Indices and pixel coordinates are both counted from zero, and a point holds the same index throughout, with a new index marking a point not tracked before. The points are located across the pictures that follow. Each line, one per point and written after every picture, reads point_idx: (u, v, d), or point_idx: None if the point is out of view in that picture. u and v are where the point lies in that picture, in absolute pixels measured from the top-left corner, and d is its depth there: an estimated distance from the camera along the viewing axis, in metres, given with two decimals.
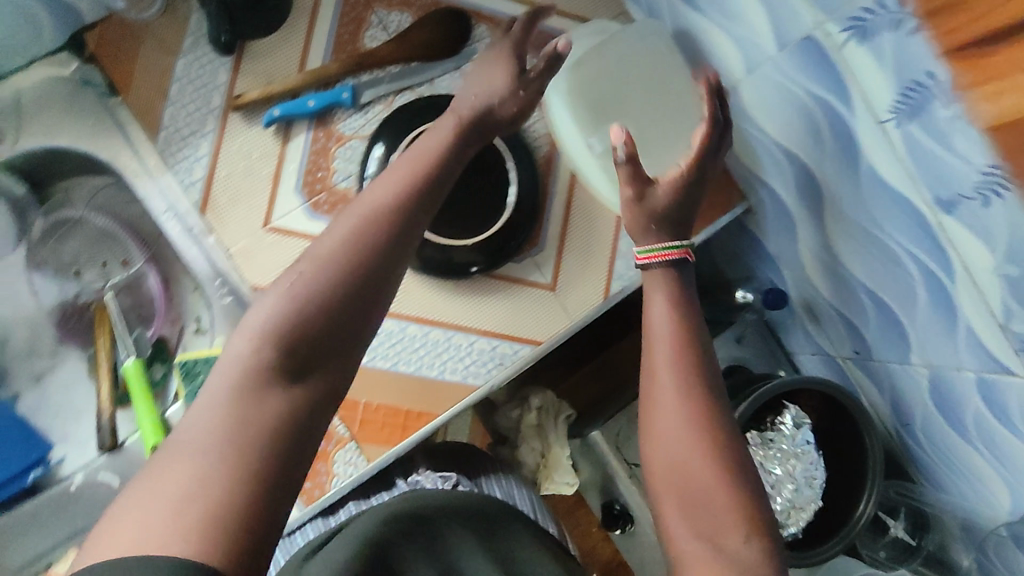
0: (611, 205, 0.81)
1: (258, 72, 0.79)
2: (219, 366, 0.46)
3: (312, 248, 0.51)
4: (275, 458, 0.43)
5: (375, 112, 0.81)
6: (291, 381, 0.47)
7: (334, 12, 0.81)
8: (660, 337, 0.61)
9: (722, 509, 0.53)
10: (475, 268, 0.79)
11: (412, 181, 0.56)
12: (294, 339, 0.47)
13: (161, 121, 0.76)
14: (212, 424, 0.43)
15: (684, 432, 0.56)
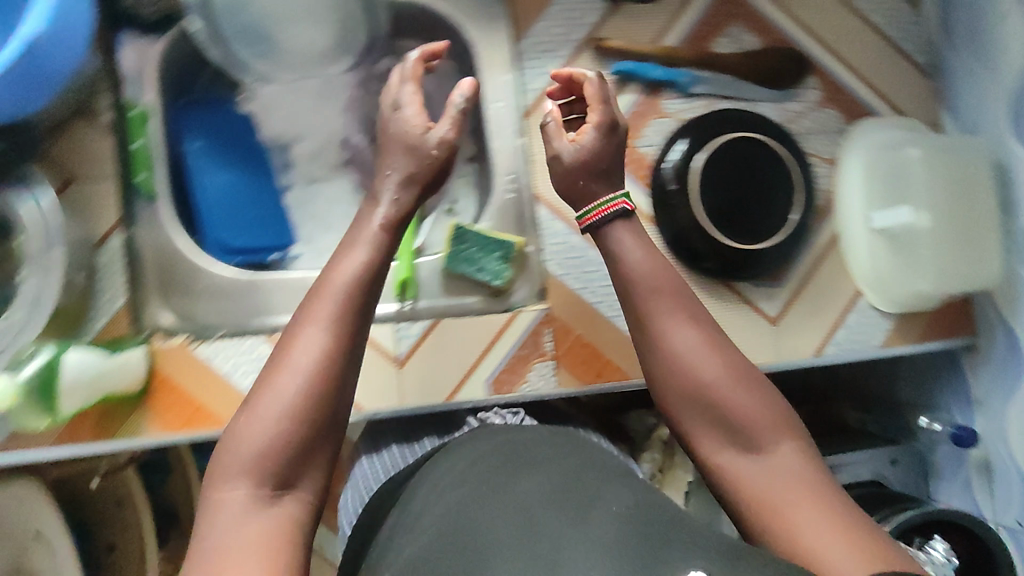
0: (859, 276, 0.86)
1: (622, 27, 0.84)
2: (227, 488, 0.50)
3: (248, 401, 0.53)
4: (293, 551, 0.50)
5: (698, 105, 0.85)
6: (273, 498, 0.51)
7: (704, 8, 0.86)
8: (654, 284, 0.64)
9: (761, 422, 0.58)
10: (706, 265, 0.82)
11: (372, 261, 0.60)
12: (264, 462, 0.51)
13: (528, 30, 0.83)
14: (239, 533, 0.48)
15: (709, 363, 0.60)
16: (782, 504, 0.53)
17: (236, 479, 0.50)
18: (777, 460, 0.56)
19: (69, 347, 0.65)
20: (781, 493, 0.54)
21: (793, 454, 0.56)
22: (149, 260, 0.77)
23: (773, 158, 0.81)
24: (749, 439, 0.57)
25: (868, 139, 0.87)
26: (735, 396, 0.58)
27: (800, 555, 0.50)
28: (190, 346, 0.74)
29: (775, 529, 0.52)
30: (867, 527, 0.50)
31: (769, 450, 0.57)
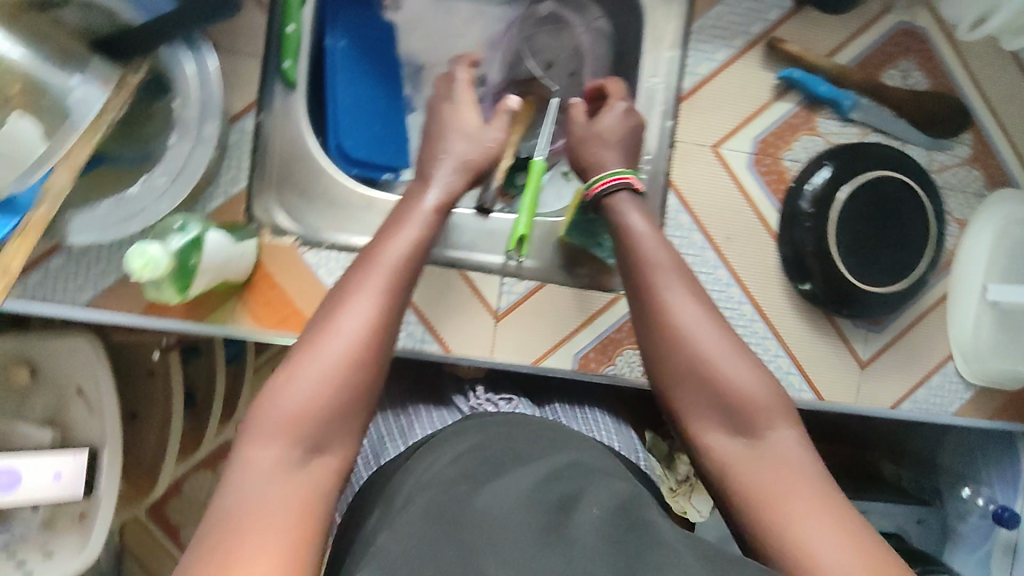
0: (957, 343, 0.85)
1: (798, 33, 0.81)
2: (242, 466, 0.45)
3: (281, 368, 0.49)
4: (319, 520, 0.44)
5: (850, 132, 0.83)
6: (303, 460, 0.46)
7: (882, 35, 0.82)
8: (654, 249, 0.60)
9: (757, 410, 0.52)
10: (809, 287, 0.80)
11: (427, 236, 0.58)
12: (297, 430, 0.46)
13: (706, 11, 0.79)
14: (259, 503, 0.43)
15: (707, 338, 0.55)
16: (780, 497, 0.48)
17: (266, 444, 0.45)
18: (774, 448, 0.51)
19: (209, 227, 0.55)
20: (776, 485, 0.48)
21: (791, 442, 0.51)
22: (274, 147, 0.73)
23: (918, 208, 0.80)
24: (744, 423, 0.52)
25: (1006, 211, 0.84)
26: (733, 376, 0.54)
27: (806, 567, 0.44)
28: (297, 249, 0.71)
29: (770, 523, 0.47)
30: (872, 537, 0.45)
31: (765, 437, 0.52)
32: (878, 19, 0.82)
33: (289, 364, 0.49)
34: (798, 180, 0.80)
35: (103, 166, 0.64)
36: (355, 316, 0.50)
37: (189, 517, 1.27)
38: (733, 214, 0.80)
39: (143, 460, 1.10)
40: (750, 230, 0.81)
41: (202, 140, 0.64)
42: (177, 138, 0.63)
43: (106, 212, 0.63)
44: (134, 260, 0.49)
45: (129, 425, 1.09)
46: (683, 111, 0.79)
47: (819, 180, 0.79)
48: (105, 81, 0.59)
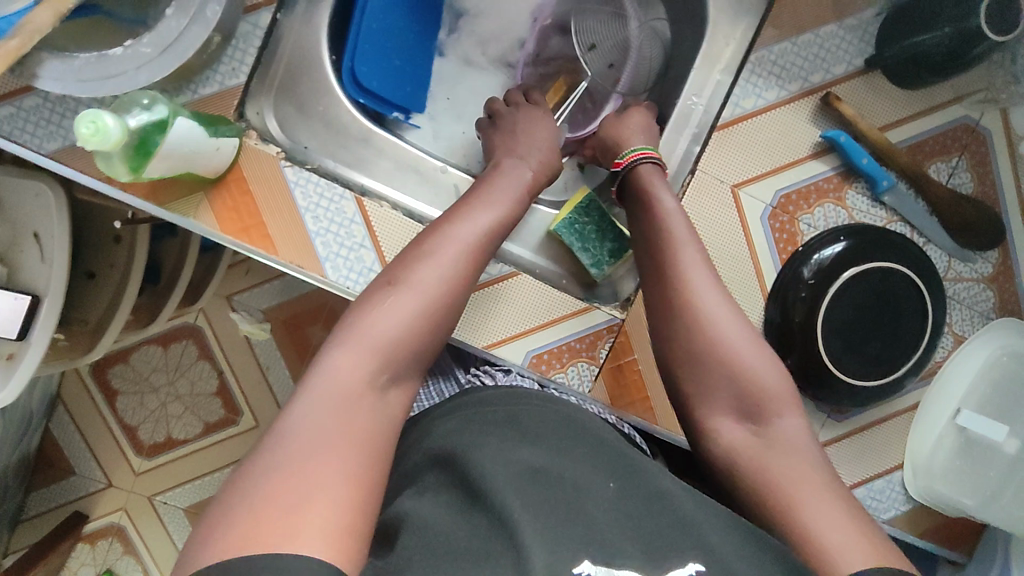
0: (911, 455, 0.82)
1: (857, 96, 0.75)
2: (327, 375, 0.51)
3: (370, 301, 0.56)
4: (387, 436, 0.50)
5: (876, 215, 0.78)
6: (385, 387, 0.53)
7: (942, 124, 0.77)
8: (685, 249, 0.65)
9: (766, 395, 0.60)
10: (785, 360, 0.77)
11: (511, 208, 0.66)
12: (383, 355, 0.53)
13: (771, 45, 0.74)
14: (346, 415, 0.49)
15: (737, 329, 0.62)
16: (785, 483, 0.55)
17: (352, 362, 0.52)
18: (781, 435, 0.59)
19: (182, 113, 0.53)
20: (786, 472, 0.56)
21: (796, 429, 0.59)
22: (284, 51, 0.70)
23: (919, 311, 0.77)
24: (752, 413, 0.60)
25: (1005, 342, 0.81)
26: (751, 368, 0.61)
27: (813, 546, 0.51)
28: (279, 162, 0.68)
29: (785, 503, 0.54)
30: (869, 525, 0.53)
31: (772, 423, 0.59)
32: (944, 106, 0.77)
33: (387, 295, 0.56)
34: (807, 247, 0.76)
35: (96, 16, 0.56)
36: (451, 264, 0.59)
37: (128, 384, 1.27)
38: (731, 259, 0.77)
39: (88, 320, 1.08)
40: (743, 281, 0.77)
41: (203, 21, 0.54)
42: (175, 11, 0.54)
43: (83, 67, 0.53)
44: (82, 125, 0.45)
45: (83, 281, 1.07)
46: (713, 141, 0.76)
47: (828, 254, 0.75)
48: None
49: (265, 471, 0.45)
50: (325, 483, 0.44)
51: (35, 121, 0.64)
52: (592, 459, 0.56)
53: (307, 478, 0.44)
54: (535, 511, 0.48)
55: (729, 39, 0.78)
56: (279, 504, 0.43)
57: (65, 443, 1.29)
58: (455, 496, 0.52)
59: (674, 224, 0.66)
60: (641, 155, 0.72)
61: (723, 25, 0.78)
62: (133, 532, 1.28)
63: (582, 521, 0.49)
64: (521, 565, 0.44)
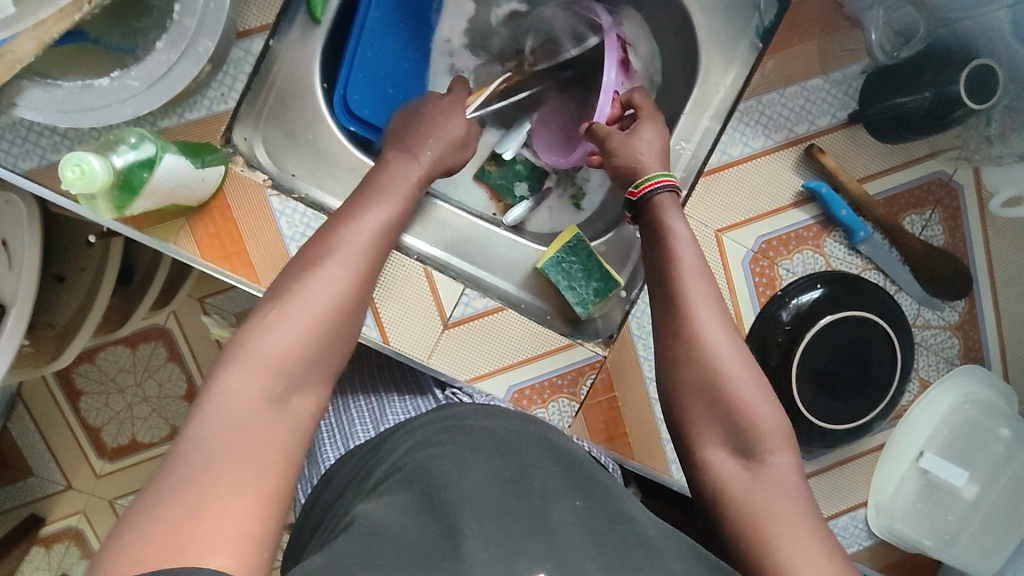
0: (876, 493, 0.85)
1: (840, 148, 0.78)
2: (217, 392, 0.49)
3: (258, 317, 0.55)
4: (290, 448, 0.50)
5: (852, 263, 0.80)
6: (284, 397, 0.52)
7: (918, 178, 0.80)
8: (697, 286, 0.63)
9: (762, 430, 0.58)
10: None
11: (400, 210, 0.66)
12: (274, 366, 0.52)
13: (760, 94, 0.76)
14: (241, 429, 0.48)
15: (733, 359, 0.61)
16: (767, 517, 0.54)
17: (241, 378, 0.51)
18: (771, 472, 0.57)
19: (169, 147, 0.52)
20: (771, 506, 0.54)
21: (790, 469, 0.57)
22: (276, 76, 0.69)
23: (889, 355, 0.79)
24: (746, 449, 0.58)
25: (967, 389, 0.84)
26: (749, 406, 0.59)
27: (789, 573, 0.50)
28: (264, 190, 0.67)
29: (764, 536, 0.53)
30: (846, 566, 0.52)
31: (764, 462, 0.57)
32: (920, 161, 0.80)
33: (279, 306, 0.55)
34: (785, 293, 0.78)
35: (83, 43, 0.55)
36: (346, 270, 0.59)
37: (93, 384, 1.24)
38: None
39: (55, 324, 1.05)
40: None
41: (193, 56, 0.53)
42: (166, 45, 0.53)
43: (65, 97, 0.52)
44: (66, 168, 0.44)
45: (51, 285, 1.04)
46: (701, 185, 0.77)
47: (804, 301, 0.77)
48: None
49: (155, 498, 0.43)
50: (220, 501, 0.43)
51: (10, 139, 0.61)
52: (563, 476, 0.56)
53: (202, 496, 0.43)
54: (484, 514, 0.50)
55: (719, 86, 0.80)
56: (173, 526, 0.41)
57: (24, 444, 1.25)
58: (414, 497, 0.52)
59: (686, 254, 0.65)
60: (660, 184, 0.68)
61: (715, 70, 0.80)
62: (91, 535, 1.24)
63: (546, 534, 0.49)
64: (461, 565, 0.46)
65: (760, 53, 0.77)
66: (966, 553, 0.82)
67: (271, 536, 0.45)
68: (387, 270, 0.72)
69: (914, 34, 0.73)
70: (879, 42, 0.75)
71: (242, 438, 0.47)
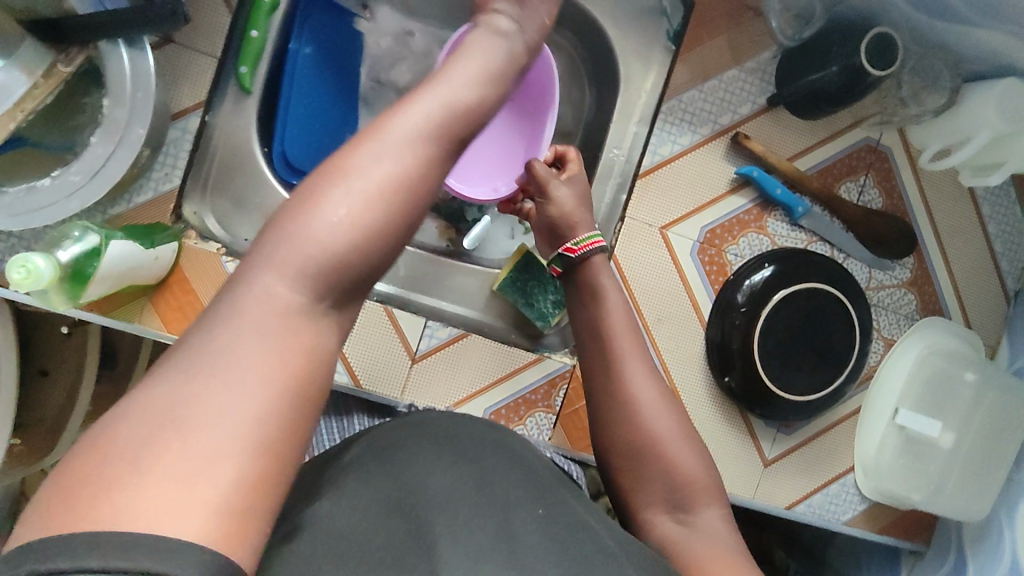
0: (861, 456, 0.87)
1: (765, 132, 0.81)
2: (251, 294, 0.44)
3: (314, 198, 0.47)
4: (314, 384, 0.44)
5: (797, 238, 0.83)
6: (312, 314, 0.46)
7: (847, 148, 0.83)
8: (624, 342, 0.66)
9: (696, 485, 0.61)
10: (728, 380, 0.80)
11: (485, 88, 0.55)
12: (314, 269, 0.45)
13: (680, 93, 0.79)
14: (263, 348, 0.42)
15: (666, 421, 0.63)
16: (704, 560, 0.56)
17: (276, 276, 0.45)
18: (704, 526, 0.60)
19: (116, 234, 0.55)
20: (704, 551, 0.57)
21: (719, 522, 0.60)
22: (215, 149, 0.72)
23: (846, 322, 0.81)
24: (681, 504, 0.60)
25: (930, 338, 0.86)
26: (679, 460, 0.62)
27: None
28: (219, 258, 0.69)
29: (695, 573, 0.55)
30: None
31: (697, 516, 0.60)
32: (846, 132, 0.83)
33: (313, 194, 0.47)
34: (736, 277, 0.81)
35: (24, 147, 0.57)
36: (407, 158, 0.49)
37: None
38: (667, 296, 0.81)
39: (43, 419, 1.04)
40: (684, 316, 0.81)
41: (128, 143, 0.56)
42: (101, 138, 0.55)
43: (13, 202, 0.55)
44: (13, 270, 0.47)
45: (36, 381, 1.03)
46: (639, 188, 0.80)
47: (753, 284, 0.79)
48: (29, 66, 0.54)
49: (150, 418, 0.38)
50: (220, 441, 0.38)
51: None
52: (524, 483, 0.56)
53: (201, 431, 0.38)
54: (452, 518, 0.50)
55: (641, 89, 0.82)
56: (159, 461, 0.37)
57: None
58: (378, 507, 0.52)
59: (617, 319, 0.67)
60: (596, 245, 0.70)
61: (635, 76, 0.82)
62: None
63: (504, 532, 0.50)
64: None
65: (673, 55, 0.81)
66: (956, 505, 0.82)
67: (272, 493, 0.40)
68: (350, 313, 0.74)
69: (812, 14, 0.76)
70: (780, 28, 0.79)
71: (266, 364, 0.42)
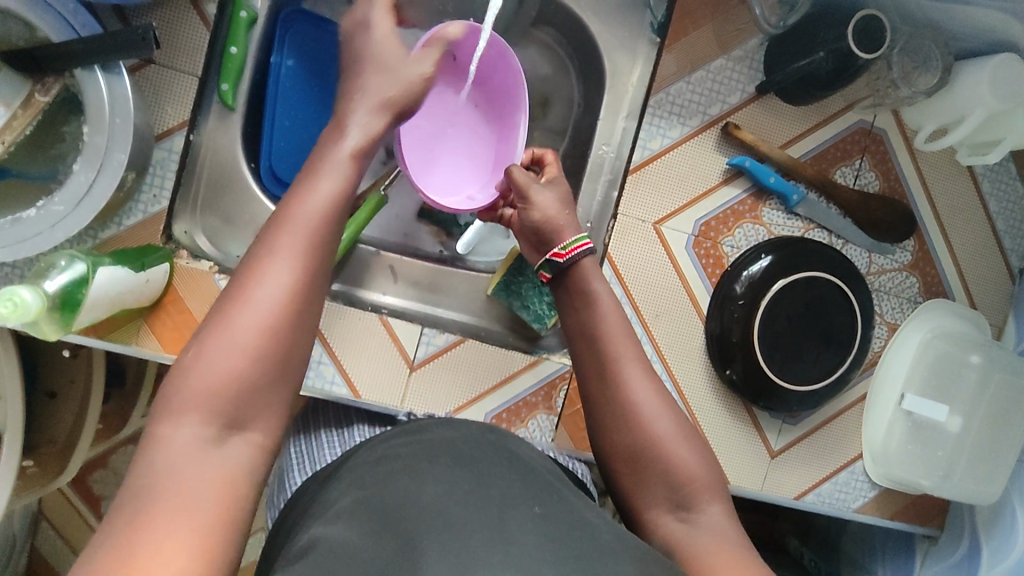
0: (868, 443, 0.86)
1: (756, 121, 0.80)
2: (163, 434, 0.47)
3: (202, 343, 0.50)
4: (239, 491, 0.46)
5: (794, 226, 0.82)
6: (223, 435, 0.48)
7: (840, 132, 0.82)
8: (619, 342, 0.65)
9: (698, 482, 0.60)
10: (730, 373, 0.79)
11: (348, 184, 0.59)
12: (216, 396, 0.49)
13: (667, 86, 0.78)
14: (180, 472, 0.45)
15: (665, 419, 0.62)
16: (707, 556, 0.55)
17: (180, 418, 0.48)
18: (707, 522, 0.58)
19: (101, 262, 0.55)
20: (707, 548, 0.56)
21: (721, 517, 0.59)
22: (203, 167, 0.72)
23: (846, 309, 0.80)
24: (682, 502, 0.59)
25: (934, 321, 0.86)
26: (676, 458, 0.60)
27: None
28: (212, 275, 0.69)
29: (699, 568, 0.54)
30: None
31: (699, 515, 0.59)
32: (839, 115, 0.82)
33: (204, 339, 0.51)
34: (734, 268, 0.80)
35: (8, 179, 0.57)
36: (280, 271, 0.53)
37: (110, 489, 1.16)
38: (665, 292, 0.80)
39: (56, 440, 1.02)
40: (682, 311, 0.80)
41: (110, 170, 0.56)
42: (82, 166, 0.55)
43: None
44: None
45: (44, 401, 1.01)
46: (630, 183, 0.79)
47: (751, 274, 0.78)
48: (7, 100, 0.55)
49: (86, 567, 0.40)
50: (153, 556, 0.40)
51: None
52: (521, 482, 0.57)
53: (134, 555, 0.40)
54: (446, 525, 0.50)
55: (629, 84, 0.81)
56: None
57: (53, 561, 1.17)
58: (373, 519, 0.51)
59: (611, 320, 0.66)
60: (584, 246, 0.69)
61: (622, 71, 0.81)
62: None
63: (499, 535, 0.50)
64: None
65: (659, 48, 0.80)
66: (969, 487, 0.81)
67: None
68: (346, 324, 0.74)
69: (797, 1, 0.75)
70: (765, 15, 0.77)
71: (184, 486, 0.44)
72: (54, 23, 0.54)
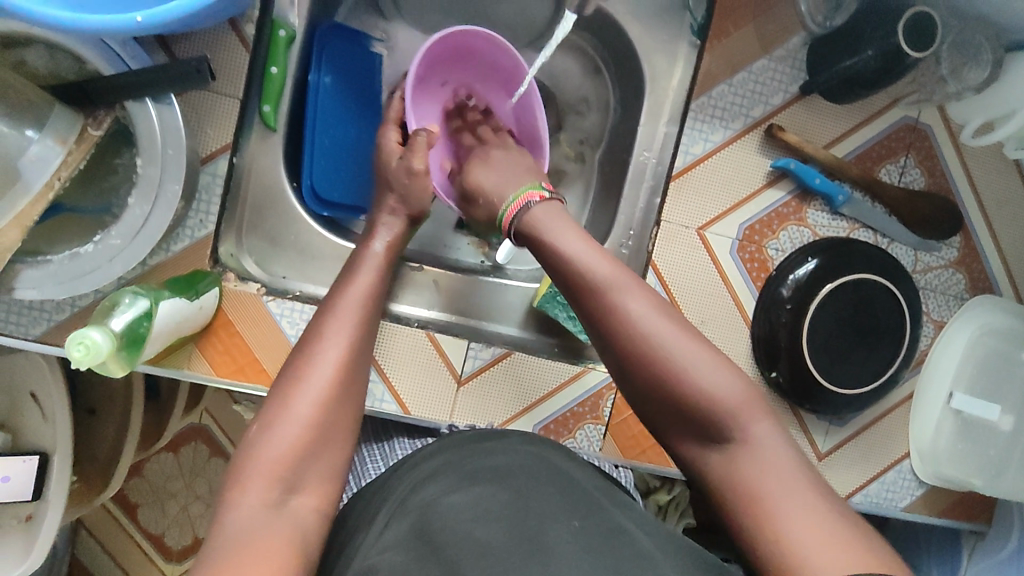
0: (914, 442, 0.86)
1: (800, 122, 0.79)
2: (232, 504, 0.47)
3: (265, 418, 0.51)
4: (302, 551, 0.46)
5: (838, 227, 0.81)
6: (282, 499, 0.48)
7: (885, 130, 0.80)
8: (595, 263, 0.57)
9: (729, 405, 0.52)
10: (775, 376, 0.79)
11: (380, 276, 0.64)
12: (279, 463, 0.49)
13: (709, 89, 0.77)
14: (248, 536, 0.45)
15: (670, 340, 0.53)
16: (762, 491, 0.48)
17: (247, 487, 0.48)
18: (750, 444, 0.51)
19: (161, 296, 0.55)
20: (759, 481, 0.49)
21: (770, 438, 0.51)
22: (247, 190, 0.72)
23: (894, 309, 0.79)
24: (717, 432, 0.52)
25: (984, 318, 0.84)
26: (700, 384, 0.52)
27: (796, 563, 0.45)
28: (261, 299, 0.69)
29: (756, 510, 0.48)
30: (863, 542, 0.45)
31: (740, 436, 0.51)
32: (884, 112, 0.80)
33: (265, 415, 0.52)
34: (779, 272, 0.79)
35: (63, 214, 0.57)
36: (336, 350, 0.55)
37: (150, 497, 1.17)
38: (709, 298, 0.79)
39: (99, 455, 1.03)
40: (728, 316, 0.80)
41: (165, 202, 0.56)
42: (137, 199, 0.56)
43: (58, 270, 0.55)
44: (73, 347, 0.47)
45: (85, 417, 1.02)
46: (673, 190, 0.78)
47: (797, 278, 0.77)
48: (62, 136, 0.53)
49: None
50: None
51: (15, 312, 0.63)
52: (559, 495, 0.55)
53: None
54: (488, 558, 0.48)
55: (668, 88, 0.80)
56: None
57: (96, 570, 1.18)
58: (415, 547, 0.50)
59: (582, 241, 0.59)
60: (526, 202, 0.64)
61: (661, 74, 0.80)
62: None
63: (538, 546, 0.50)
64: None
65: (700, 50, 0.78)
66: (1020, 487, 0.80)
67: None
68: (391, 342, 0.74)
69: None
70: (809, 12, 0.75)
71: (253, 544, 0.44)
72: (104, 57, 0.53)
